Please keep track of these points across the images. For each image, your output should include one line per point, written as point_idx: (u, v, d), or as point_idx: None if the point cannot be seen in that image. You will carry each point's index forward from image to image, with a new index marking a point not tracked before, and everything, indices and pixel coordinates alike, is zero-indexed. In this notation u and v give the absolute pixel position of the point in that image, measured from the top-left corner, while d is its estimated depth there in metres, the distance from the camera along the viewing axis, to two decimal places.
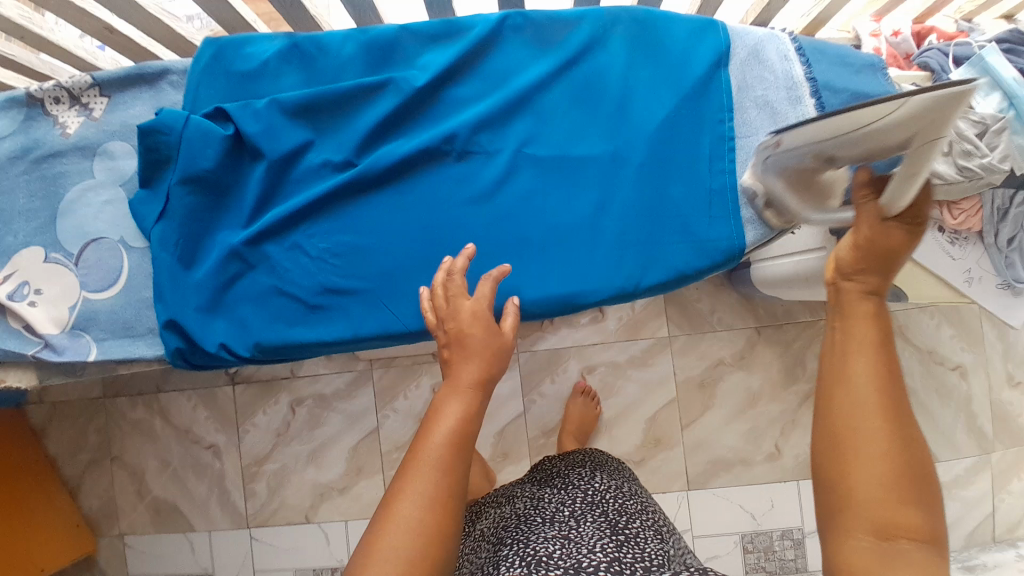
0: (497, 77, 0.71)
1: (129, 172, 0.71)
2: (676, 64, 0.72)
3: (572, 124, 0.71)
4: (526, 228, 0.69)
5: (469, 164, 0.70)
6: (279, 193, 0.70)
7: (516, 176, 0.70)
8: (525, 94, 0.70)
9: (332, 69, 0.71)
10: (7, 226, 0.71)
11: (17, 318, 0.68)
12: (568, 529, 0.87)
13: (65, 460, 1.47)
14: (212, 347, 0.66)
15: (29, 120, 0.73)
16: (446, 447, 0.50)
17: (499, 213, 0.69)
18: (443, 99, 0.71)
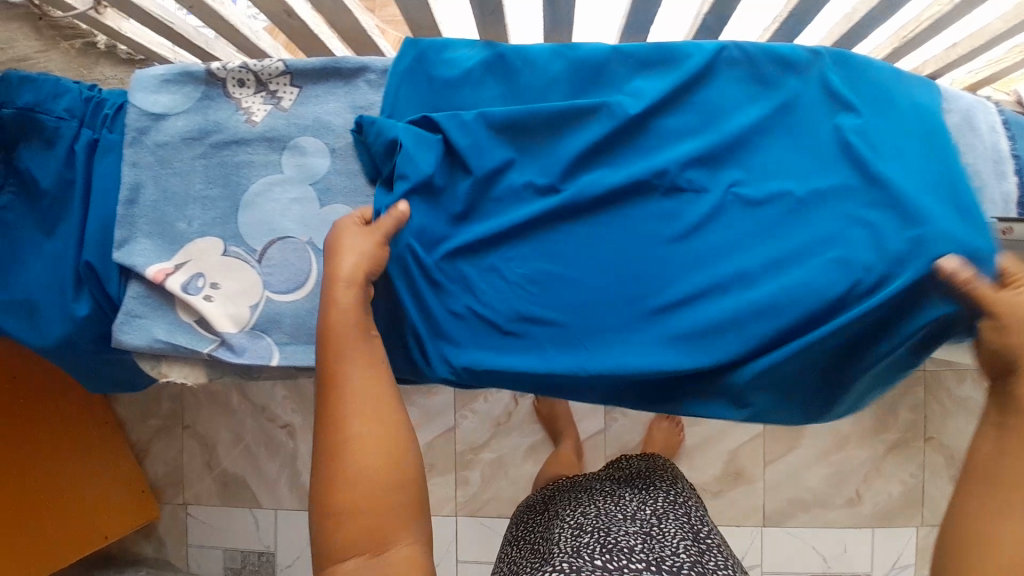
0: (712, 109, 0.66)
1: (320, 172, 0.67)
2: (920, 111, 0.64)
3: (798, 168, 0.64)
4: (740, 279, 0.63)
5: (673, 203, 0.66)
6: (477, 210, 0.67)
7: (724, 218, 0.65)
8: (743, 133, 0.65)
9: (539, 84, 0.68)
10: (180, 210, 0.68)
11: (193, 312, 0.66)
12: (651, 526, 0.81)
13: (135, 424, 1.48)
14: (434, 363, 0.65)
15: (211, 101, 0.69)
16: (348, 322, 0.58)
17: (701, 257, 0.64)
18: (648, 131, 0.67)
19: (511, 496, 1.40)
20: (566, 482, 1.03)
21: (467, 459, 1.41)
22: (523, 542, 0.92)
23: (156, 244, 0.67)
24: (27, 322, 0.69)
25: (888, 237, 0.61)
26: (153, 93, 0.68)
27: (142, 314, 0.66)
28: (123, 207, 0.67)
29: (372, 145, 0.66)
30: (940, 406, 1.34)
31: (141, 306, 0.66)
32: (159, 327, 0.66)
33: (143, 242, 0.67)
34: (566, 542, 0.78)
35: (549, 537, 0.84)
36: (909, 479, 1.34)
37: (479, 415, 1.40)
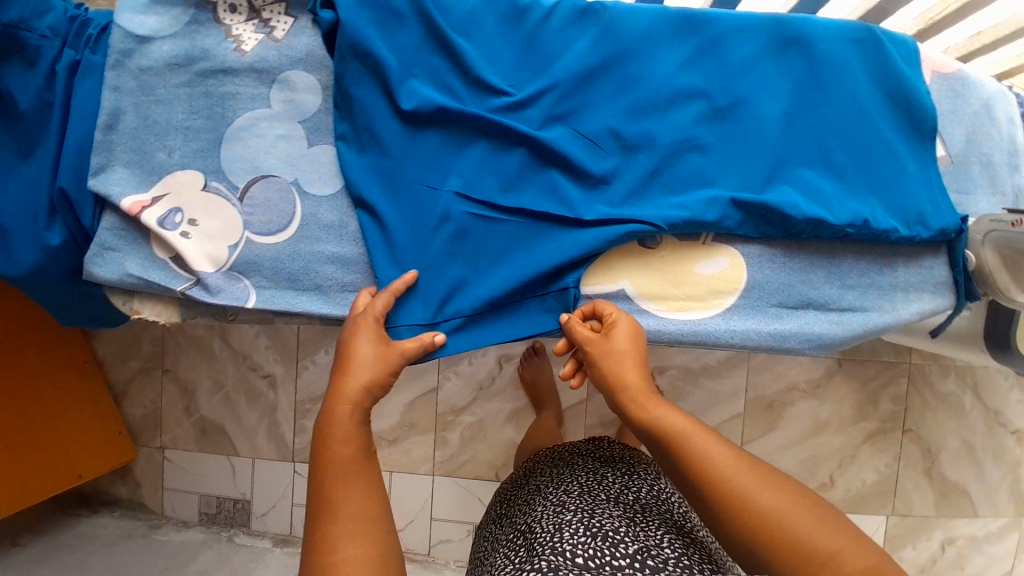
0: (720, 20, 0.66)
1: (309, 110, 0.64)
2: (872, 76, 0.67)
3: (749, 90, 0.65)
4: (657, 174, 0.64)
5: (620, 94, 0.65)
6: (440, 122, 0.64)
7: (666, 115, 0.64)
8: (704, 50, 0.65)
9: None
10: (161, 140, 0.65)
11: (168, 248, 0.63)
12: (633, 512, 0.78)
13: (114, 365, 1.46)
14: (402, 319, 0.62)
15: (198, 28, 0.65)
16: (364, 366, 0.58)
17: (639, 145, 0.64)
18: (616, 28, 0.65)
19: (488, 460, 1.40)
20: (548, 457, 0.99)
21: (447, 421, 1.40)
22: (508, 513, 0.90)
23: (135, 174, 0.64)
24: None
25: (861, 174, 0.66)
26: (140, 16, 0.65)
27: (115, 247, 0.64)
28: (100, 132, 0.64)
29: (372, 54, 0.61)
30: (921, 399, 1.34)
31: (115, 239, 0.64)
32: (132, 260, 0.63)
33: (121, 170, 0.64)
34: (548, 522, 0.76)
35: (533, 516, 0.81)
36: (883, 468, 1.35)
37: (463, 377, 1.40)
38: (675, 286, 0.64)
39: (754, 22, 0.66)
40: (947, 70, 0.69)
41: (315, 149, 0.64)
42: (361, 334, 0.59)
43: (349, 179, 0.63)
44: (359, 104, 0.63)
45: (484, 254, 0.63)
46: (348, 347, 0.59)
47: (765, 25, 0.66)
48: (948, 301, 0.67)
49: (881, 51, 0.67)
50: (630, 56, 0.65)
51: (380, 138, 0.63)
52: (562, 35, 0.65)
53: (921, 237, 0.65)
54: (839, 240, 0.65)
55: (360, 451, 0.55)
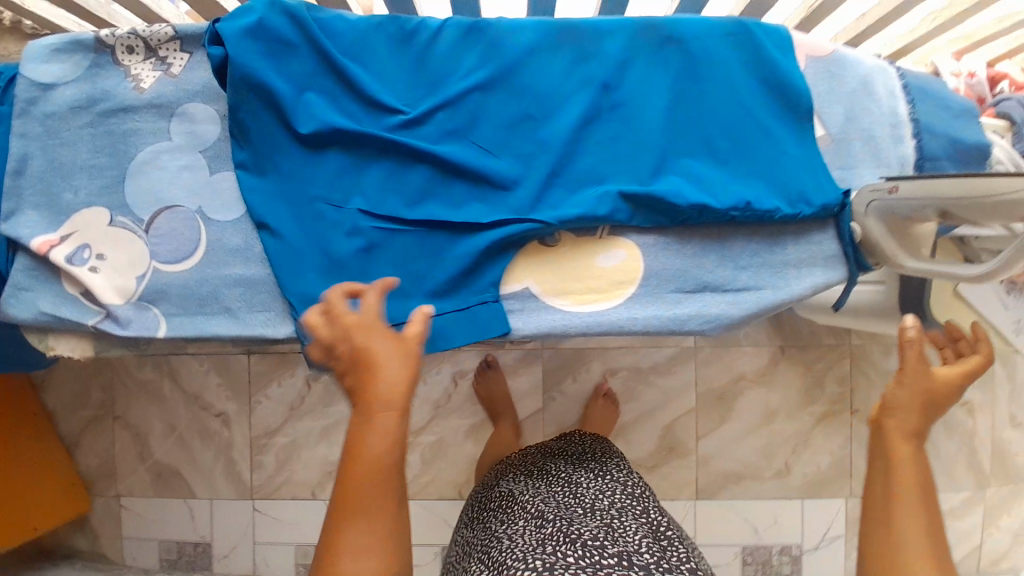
0: (598, 27, 0.69)
1: (209, 139, 0.66)
2: (747, 68, 0.71)
3: (631, 91, 0.69)
4: (553, 176, 0.66)
5: (510, 103, 0.67)
6: (338, 141, 0.65)
7: (556, 119, 0.67)
8: (586, 57, 0.69)
9: (421, 19, 0.68)
10: (66, 181, 0.66)
11: (77, 284, 0.64)
12: (609, 517, 0.84)
13: (64, 415, 1.44)
14: (313, 335, 0.63)
15: (97, 69, 0.67)
16: (393, 372, 0.52)
17: (532, 151, 0.67)
18: (500, 43, 0.68)
19: (450, 478, 1.40)
20: (521, 461, 1.05)
21: None
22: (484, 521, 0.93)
23: (43, 216, 0.66)
24: None
25: (746, 160, 0.69)
26: (42, 63, 0.66)
27: (28, 287, 0.65)
28: (9, 178, 0.66)
29: (263, 83, 0.63)
30: (865, 379, 1.38)
31: (29, 278, 0.65)
32: (44, 299, 0.64)
33: (30, 214, 0.66)
34: (528, 536, 0.80)
35: (512, 525, 0.85)
36: (836, 450, 1.38)
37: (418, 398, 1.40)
38: (578, 281, 0.67)
39: (631, 26, 0.69)
40: (822, 53, 0.72)
41: (218, 176, 0.66)
42: (376, 336, 0.53)
43: (251, 205, 0.64)
44: (257, 133, 0.65)
45: (390, 265, 0.65)
46: (364, 351, 0.52)
47: (642, 30, 0.70)
48: (839, 274, 0.71)
49: (754, 44, 0.71)
50: (517, 67, 0.67)
51: (279, 161, 0.65)
52: (451, 52, 0.68)
53: (807, 214, 0.68)
54: (727, 224, 0.68)
55: (394, 463, 0.51)
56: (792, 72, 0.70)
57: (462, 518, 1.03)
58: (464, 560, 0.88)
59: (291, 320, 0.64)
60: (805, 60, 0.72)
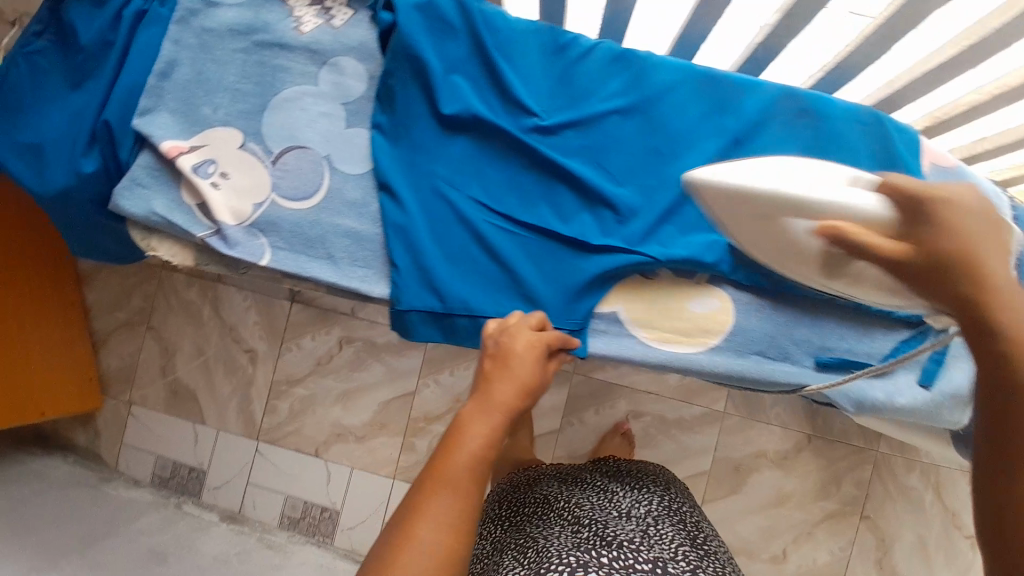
0: (746, 82, 0.69)
1: (353, 95, 0.68)
2: (875, 161, 0.71)
3: (760, 154, 0.69)
4: (668, 215, 0.67)
5: (642, 135, 0.68)
6: (471, 127, 0.67)
7: (684, 161, 0.68)
8: (726, 108, 0.69)
9: (575, 35, 0.68)
10: (208, 96, 0.68)
11: (196, 195, 0.66)
12: (643, 525, 0.86)
13: (100, 312, 1.47)
14: (405, 304, 0.65)
15: (265, 3, 0.69)
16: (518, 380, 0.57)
17: (653, 186, 0.67)
18: (647, 74, 0.68)
19: None
20: (552, 470, 1.07)
21: (418, 427, 1.39)
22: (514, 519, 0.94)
23: (178, 121, 0.67)
24: (29, 165, 0.70)
25: None
26: None
27: (146, 185, 0.66)
28: (154, 78, 0.68)
29: (420, 57, 0.65)
30: (884, 489, 1.36)
31: (147, 177, 0.66)
32: (158, 201, 0.66)
33: (164, 116, 0.67)
34: (565, 537, 0.81)
35: (549, 521, 0.87)
36: (836, 551, 1.35)
37: (441, 386, 1.39)
38: (668, 320, 0.67)
39: (777, 90, 0.70)
40: (949, 160, 0.72)
41: (353, 131, 0.68)
42: (519, 338, 0.61)
43: (379, 167, 0.66)
44: (401, 102, 0.66)
45: (490, 257, 0.67)
46: (506, 346, 0.60)
47: (783, 97, 0.70)
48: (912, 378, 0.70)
49: (885, 137, 0.71)
50: (657, 103, 0.68)
51: (415, 134, 0.67)
52: (596, 74, 0.68)
53: (899, 316, 0.69)
54: (820, 301, 0.69)
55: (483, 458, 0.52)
56: (915, 174, 0.70)
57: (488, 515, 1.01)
58: (493, 550, 0.89)
59: (387, 282, 0.66)
60: (931, 163, 0.72)
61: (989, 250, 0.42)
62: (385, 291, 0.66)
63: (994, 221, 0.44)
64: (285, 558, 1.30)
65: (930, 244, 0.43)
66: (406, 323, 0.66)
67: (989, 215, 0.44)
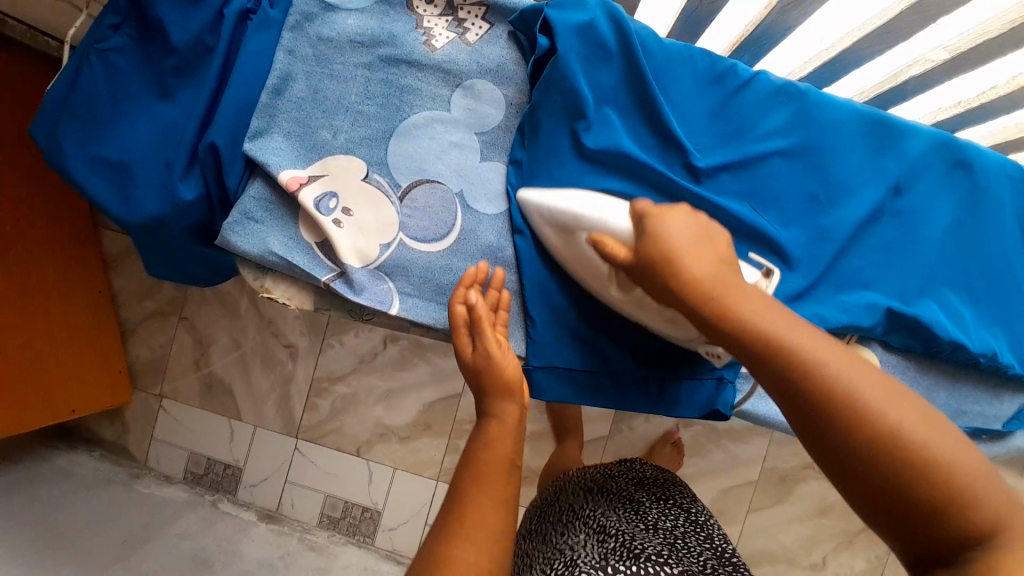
0: (910, 128, 0.65)
1: (491, 124, 0.62)
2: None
3: (917, 204, 0.66)
4: (825, 268, 0.64)
5: (800, 181, 0.64)
6: (618, 165, 0.62)
7: (841, 210, 0.64)
8: (886, 154, 0.65)
9: (734, 61, 0.64)
10: (327, 118, 0.60)
11: (317, 233, 0.59)
12: (674, 538, 0.70)
13: (128, 301, 1.40)
14: (536, 361, 0.61)
15: (390, 10, 0.61)
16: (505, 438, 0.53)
17: (810, 235, 0.64)
18: (809, 113, 0.64)
19: None
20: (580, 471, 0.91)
21: (464, 429, 1.34)
22: (538, 528, 0.80)
23: (292, 146, 0.60)
24: (115, 187, 0.62)
25: (997, 309, 0.67)
26: None
27: (260, 219, 0.59)
28: (267, 94, 0.59)
29: (573, 88, 0.59)
30: None
31: (260, 210, 0.59)
32: (274, 238, 0.59)
33: (278, 139, 0.60)
34: (591, 550, 0.67)
35: (568, 536, 0.72)
36: (874, 559, 1.29)
37: None
38: None
39: (939, 137, 0.66)
40: None
41: (486, 165, 0.62)
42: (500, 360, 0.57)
43: (517, 212, 0.61)
44: (545, 135, 0.61)
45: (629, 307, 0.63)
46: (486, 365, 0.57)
47: (941, 144, 0.66)
48: None
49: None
50: (817, 142, 0.64)
51: (558, 171, 0.62)
52: (754, 106, 0.64)
53: None
54: (963, 365, 0.68)
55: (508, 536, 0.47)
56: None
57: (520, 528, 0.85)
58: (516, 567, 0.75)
59: (521, 336, 0.62)
60: None
61: (781, 327, 0.43)
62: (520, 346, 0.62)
63: (786, 313, 0.44)
64: (330, 561, 1.26)
65: (643, 257, 0.49)
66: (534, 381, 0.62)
67: (765, 302, 0.45)
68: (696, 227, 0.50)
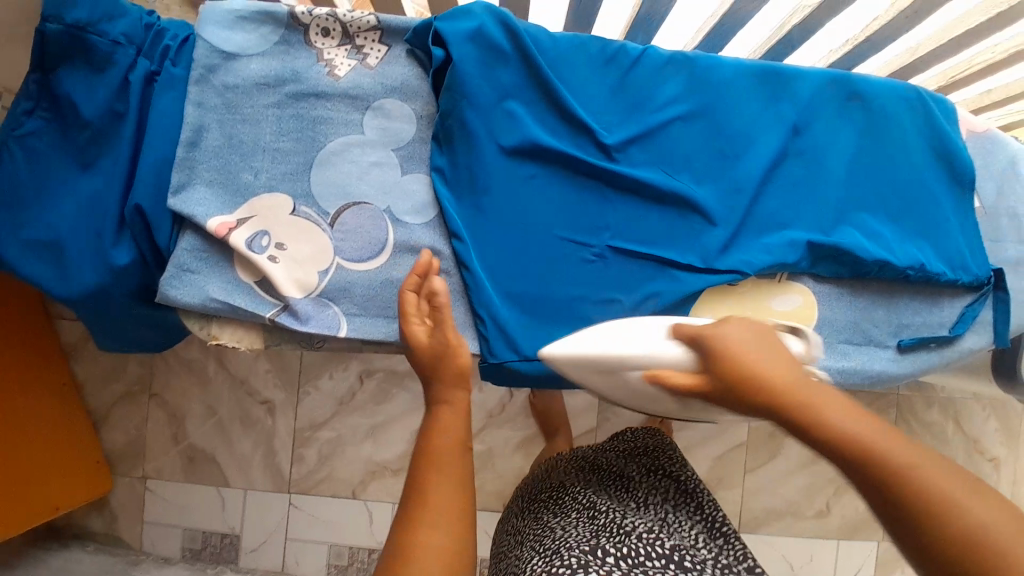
0: (797, 73, 0.69)
1: (406, 138, 0.64)
2: (924, 134, 0.72)
3: (819, 142, 0.70)
4: (745, 216, 0.68)
5: (703, 140, 0.68)
6: (534, 155, 0.65)
7: (748, 159, 0.68)
8: (778, 102, 0.69)
9: (623, 43, 0.68)
10: (246, 160, 0.62)
11: (255, 271, 0.61)
12: (663, 514, 0.72)
13: (95, 389, 1.38)
14: (497, 356, 0.63)
15: (289, 49, 0.63)
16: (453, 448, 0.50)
17: (723, 188, 0.68)
18: (698, 77, 0.68)
19: (495, 489, 1.33)
20: (570, 454, 0.91)
21: None
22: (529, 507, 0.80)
23: (217, 193, 0.61)
24: (49, 266, 0.62)
25: (915, 223, 0.71)
26: (225, 30, 0.62)
27: (195, 269, 0.60)
28: (183, 149, 0.61)
29: (474, 92, 0.63)
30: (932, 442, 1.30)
31: (194, 260, 0.60)
32: (213, 284, 0.60)
33: (202, 189, 0.61)
34: (580, 527, 0.67)
35: (560, 516, 0.72)
36: None
37: (471, 405, 1.33)
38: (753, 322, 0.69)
39: (826, 76, 0.70)
40: (979, 129, 0.75)
41: (409, 177, 0.64)
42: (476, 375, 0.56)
43: (448, 214, 0.63)
44: (461, 139, 0.64)
45: (571, 281, 0.65)
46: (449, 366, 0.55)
47: (832, 82, 0.70)
48: (991, 341, 0.73)
49: (929, 112, 0.72)
50: (712, 103, 0.68)
51: (479, 170, 0.64)
52: (649, 80, 0.68)
53: (963, 282, 0.71)
54: (893, 282, 0.71)
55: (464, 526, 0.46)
56: (959, 145, 0.72)
57: (512, 510, 0.85)
58: (510, 544, 0.74)
59: (476, 332, 0.64)
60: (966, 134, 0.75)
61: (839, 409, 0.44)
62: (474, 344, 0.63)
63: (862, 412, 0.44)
64: None
65: (718, 377, 0.47)
66: (499, 374, 0.64)
67: (835, 394, 0.45)
68: (752, 332, 0.49)
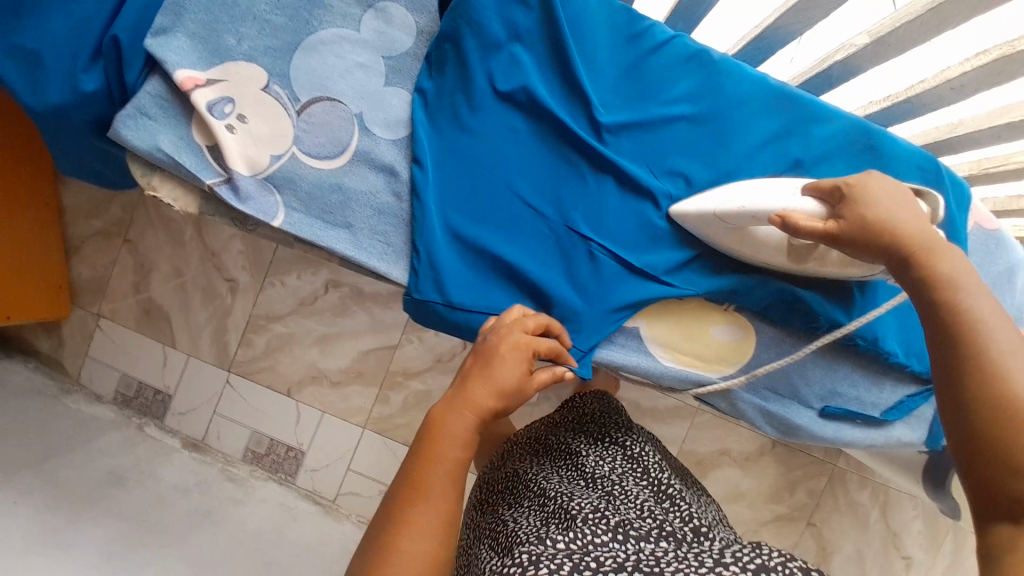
0: (819, 111, 0.66)
1: (399, 50, 0.62)
2: None
3: None
4: None
5: (701, 149, 0.65)
6: (524, 111, 0.63)
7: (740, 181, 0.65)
8: (791, 134, 0.66)
9: (653, 21, 0.64)
10: (233, 24, 0.60)
11: (209, 136, 0.59)
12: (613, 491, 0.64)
13: (75, 217, 1.39)
14: (423, 296, 0.61)
15: None
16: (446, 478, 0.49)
17: None
18: (717, 83, 0.65)
19: None
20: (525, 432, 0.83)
21: (396, 381, 1.35)
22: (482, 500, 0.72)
23: (195, 48, 0.59)
24: None
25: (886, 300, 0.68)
26: None
27: (152, 116, 0.59)
28: None
29: (482, 24, 0.60)
30: (852, 520, 1.28)
31: (154, 106, 0.59)
32: (165, 135, 0.59)
33: (181, 39, 0.59)
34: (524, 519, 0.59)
35: (511, 506, 0.65)
36: None
37: (424, 344, 1.33)
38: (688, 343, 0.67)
39: (849, 123, 0.66)
40: (989, 226, 0.72)
41: (390, 90, 0.62)
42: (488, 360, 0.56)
43: (417, 140, 0.61)
44: (456, 70, 0.61)
45: (521, 248, 0.63)
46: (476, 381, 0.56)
47: (852, 130, 0.66)
48: (921, 438, 0.72)
49: (942, 191, 0.69)
50: (722, 112, 0.65)
51: (464, 107, 0.62)
52: (666, 68, 0.65)
53: (913, 370, 0.69)
54: (843, 348, 0.69)
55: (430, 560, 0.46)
56: (958, 225, 0.69)
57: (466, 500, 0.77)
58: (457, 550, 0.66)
59: (407, 266, 0.61)
60: (973, 224, 0.72)
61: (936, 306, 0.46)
62: (403, 275, 0.61)
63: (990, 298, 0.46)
64: (247, 493, 1.26)
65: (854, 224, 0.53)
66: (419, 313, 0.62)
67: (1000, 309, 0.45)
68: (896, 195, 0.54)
